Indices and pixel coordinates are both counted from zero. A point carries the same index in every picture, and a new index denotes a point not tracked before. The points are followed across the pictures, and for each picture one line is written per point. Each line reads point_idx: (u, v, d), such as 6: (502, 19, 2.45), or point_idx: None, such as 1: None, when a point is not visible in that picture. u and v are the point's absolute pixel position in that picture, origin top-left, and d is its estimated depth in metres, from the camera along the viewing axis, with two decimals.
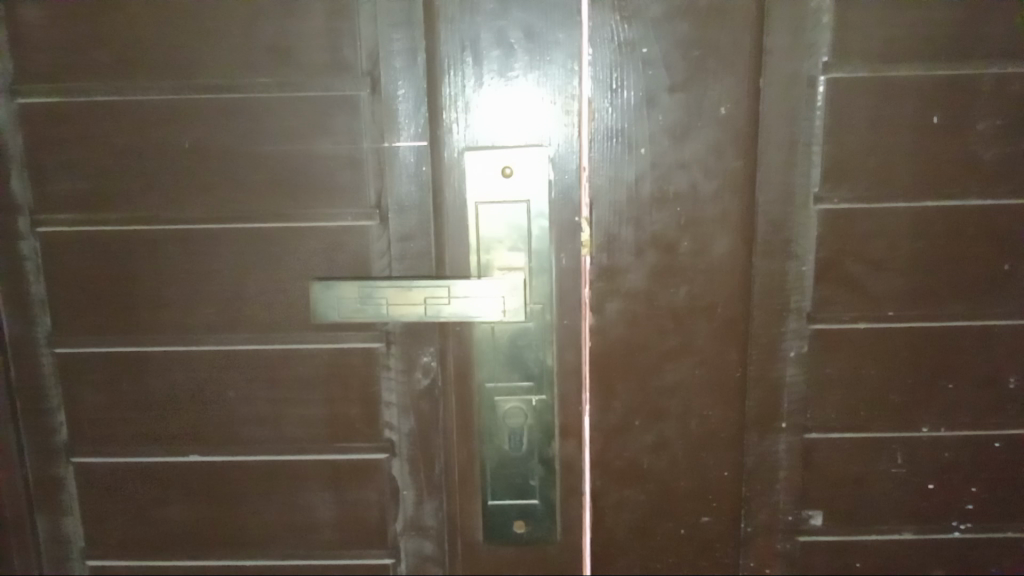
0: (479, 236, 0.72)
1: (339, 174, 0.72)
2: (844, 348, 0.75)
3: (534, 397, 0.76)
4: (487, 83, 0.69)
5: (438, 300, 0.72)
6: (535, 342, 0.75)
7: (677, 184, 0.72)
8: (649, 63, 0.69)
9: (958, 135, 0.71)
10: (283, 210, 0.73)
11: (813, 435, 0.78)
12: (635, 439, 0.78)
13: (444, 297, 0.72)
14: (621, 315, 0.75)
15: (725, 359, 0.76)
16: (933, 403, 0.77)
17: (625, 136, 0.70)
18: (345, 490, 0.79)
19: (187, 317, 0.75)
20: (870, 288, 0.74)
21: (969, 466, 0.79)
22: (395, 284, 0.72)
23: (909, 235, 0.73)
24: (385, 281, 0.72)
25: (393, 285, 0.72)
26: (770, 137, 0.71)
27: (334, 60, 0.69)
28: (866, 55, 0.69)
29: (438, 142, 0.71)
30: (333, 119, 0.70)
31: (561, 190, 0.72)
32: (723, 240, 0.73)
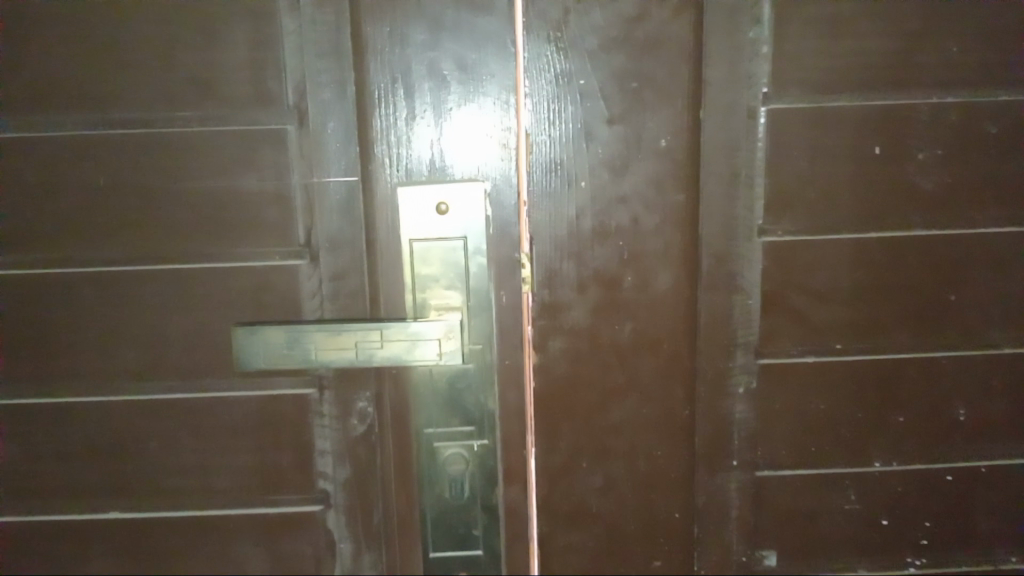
0: (415, 274, 0.69)
1: (266, 211, 0.68)
2: (792, 382, 0.74)
3: (475, 442, 0.73)
4: (420, 116, 0.67)
5: (371, 344, 0.69)
6: (475, 384, 0.72)
7: (618, 219, 0.70)
8: (587, 95, 0.67)
9: (899, 166, 0.70)
10: (206, 250, 0.69)
11: (764, 471, 0.76)
12: (582, 482, 0.75)
13: (376, 340, 0.69)
14: (565, 353, 0.72)
15: (671, 396, 0.74)
16: (883, 436, 0.76)
17: (564, 169, 0.68)
18: (277, 545, 0.74)
19: (105, 366, 0.71)
20: (816, 321, 0.73)
21: (921, 500, 0.77)
22: (324, 328, 0.68)
23: (854, 266, 0.72)
24: (314, 325, 0.68)
25: (322, 329, 0.68)
26: (711, 169, 0.69)
27: (259, 92, 0.66)
28: (805, 85, 0.68)
29: (370, 177, 0.68)
30: (257, 154, 0.67)
31: (499, 225, 0.69)
32: (667, 274, 0.71)
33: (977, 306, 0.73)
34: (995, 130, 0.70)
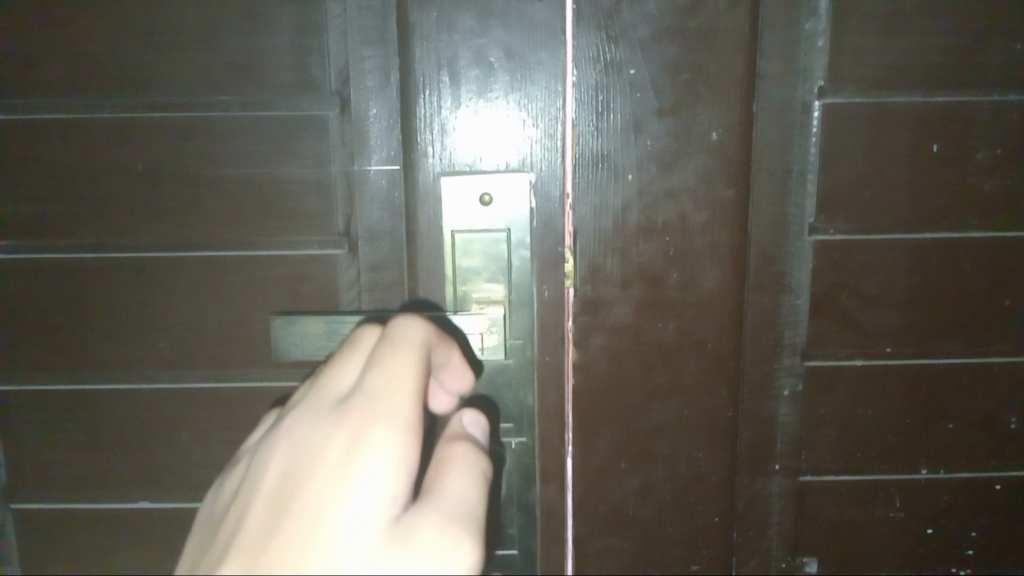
0: (456, 266, 0.68)
1: (305, 200, 0.67)
2: (838, 386, 0.72)
3: (513, 440, 0.71)
4: (465, 104, 0.65)
5: None
6: (514, 382, 0.70)
7: (665, 214, 0.68)
8: (637, 86, 0.65)
9: (957, 166, 0.68)
10: (243, 237, 0.68)
11: (806, 477, 0.74)
12: (620, 484, 0.73)
13: None
14: (606, 351, 0.70)
15: (714, 398, 0.72)
16: (931, 444, 0.73)
17: (611, 162, 0.66)
18: None
19: (138, 353, 0.70)
20: (866, 324, 0.71)
21: (967, 510, 0.75)
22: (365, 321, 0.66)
23: (907, 268, 0.70)
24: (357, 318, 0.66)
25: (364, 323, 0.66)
26: (762, 166, 0.67)
27: (301, 77, 0.65)
28: (863, 80, 0.66)
29: (412, 167, 0.67)
30: (298, 141, 0.66)
31: (544, 218, 0.67)
32: (714, 272, 0.69)
33: None
34: None
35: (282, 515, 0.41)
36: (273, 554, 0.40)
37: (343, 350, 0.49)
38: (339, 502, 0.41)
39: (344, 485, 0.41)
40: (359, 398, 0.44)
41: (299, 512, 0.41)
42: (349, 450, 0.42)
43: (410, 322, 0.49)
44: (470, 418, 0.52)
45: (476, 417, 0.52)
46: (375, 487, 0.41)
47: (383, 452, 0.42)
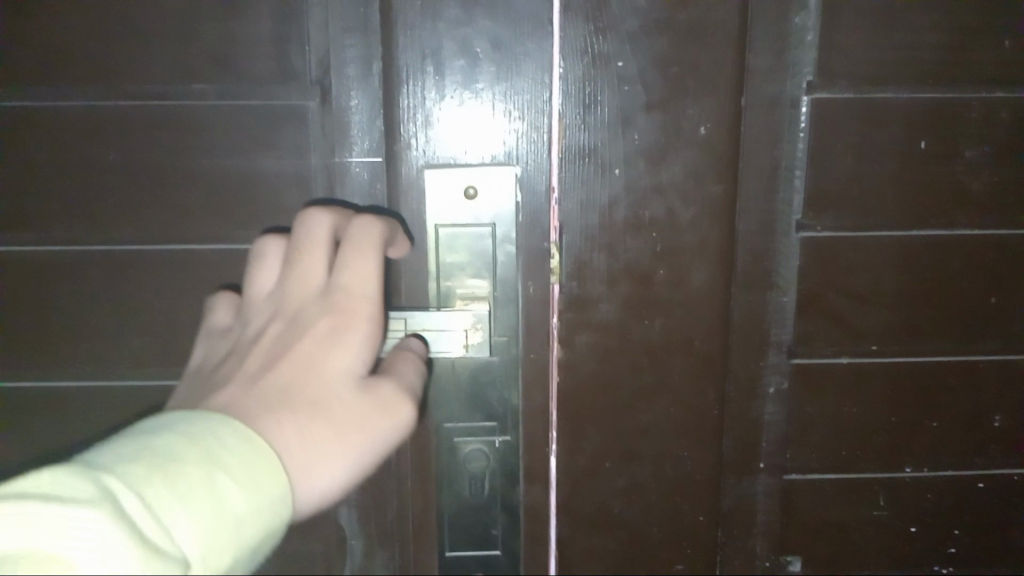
0: (440, 261, 0.67)
1: (285, 192, 0.65)
2: (825, 385, 0.71)
3: (497, 439, 0.70)
4: (450, 95, 0.64)
5: (394, 334, 0.65)
6: (499, 379, 0.69)
7: (653, 210, 0.67)
8: (625, 79, 0.64)
9: (945, 163, 0.68)
10: (219, 230, 0.66)
11: (792, 475, 0.74)
12: (605, 483, 0.72)
13: (401, 330, 0.65)
14: (592, 348, 0.69)
15: (701, 397, 0.71)
16: (916, 443, 0.73)
17: (599, 156, 0.65)
18: (288, 541, 0.72)
19: (110, 350, 0.68)
20: (853, 323, 0.70)
21: (951, 509, 0.75)
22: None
23: (894, 266, 0.69)
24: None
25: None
26: (751, 163, 0.66)
27: (280, 67, 0.63)
28: (852, 76, 0.65)
29: (395, 159, 0.65)
30: (277, 133, 0.64)
31: (529, 213, 0.66)
32: (701, 269, 0.68)
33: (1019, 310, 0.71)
34: None
35: (275, 359, 0.45)
36: (272, 387, 0.43)
37: (300, 247, 0.50)
38: (327, 354, 0.45)
39: (330, 343, 0.45)
40: (338, 282, 0.48)
41: (294, 354, 0.45)
42: (337, 315, 0.47)
43: (372, 220, 0.52)
44: (401, 348, 0.56)
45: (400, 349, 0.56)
46: (352, 347, 0.46)
47: (368, 327, 0.47)
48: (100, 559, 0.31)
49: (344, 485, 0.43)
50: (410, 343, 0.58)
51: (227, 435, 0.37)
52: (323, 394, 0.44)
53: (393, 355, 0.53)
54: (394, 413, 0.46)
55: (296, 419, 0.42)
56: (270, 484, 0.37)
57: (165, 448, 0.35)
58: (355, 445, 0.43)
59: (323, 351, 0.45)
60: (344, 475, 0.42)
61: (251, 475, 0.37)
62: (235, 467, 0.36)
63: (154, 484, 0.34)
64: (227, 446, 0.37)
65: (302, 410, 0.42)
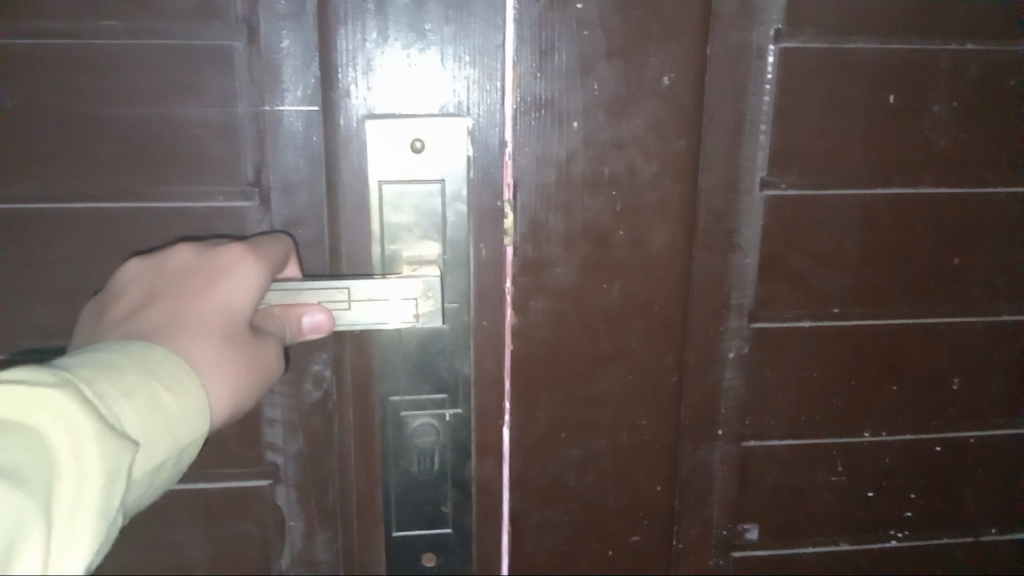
0: (384, 222, 0.62)
1: (209, 144, 0.60)
2: (785, 349, 0.69)
3: (448, 412, 0.66)
4: (393, 39, 0.58)
5: (338, 306, 0.60)
6: (448, 348, 0.65)
7: (612, 166, 0.62)
8: (585, 22, 0.59)
9: (913, 119, 0.65)
10: (138, 187, 0.60)
11: (750, 442, 0.72)
12: (560, 455, 0.69)
13: (344, 302, 0.60)
14: (547, 314, 0.65)
15: (660, 364, 0.68)
16: (874, 407, 0.72)
17: (556, 107, 0.60)
18: (219, 525, 0.67)
19: (20, 318, 0.62)
20: (815, 285, 0.68)
21: (907, 473, 0.75)
22: (281, 288, 0.57)
23: (858, 226, 0.67)
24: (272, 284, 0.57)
25: (283, 290, 0.57)
26: (714, 117, 0.63)
27: (201, 3, 0.57)
28: (822, 25, 0.62)
29: (333, 107, 0.60)
30: (199, 77, 0.59)
31: (480, 169, 0.62)
32: (663, 230, 0.65)
33: (981, 271, 0.69)
34: (1013, 83, 0.65)
35: (179, 292, 0.48)
36: (178, 312, 0.46)
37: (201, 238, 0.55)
38: (229, 285, 0.49)
39: (232, 279, 0.50)
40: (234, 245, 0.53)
41: (193, 295, 0.48)
42: (239, 256, 0.51)
43: (279, 237, 0.59)
44: (298, 303, 0.57)
45: (298, 300, 0.57)
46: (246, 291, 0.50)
47: (259, 278, 0.51)
48: (59, 429, 0.33)
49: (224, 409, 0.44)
50: (303, 307, 0.57)
51: (159, 353, 0.40)
52: (227, 317, 0.48)
53: (273, 313, 0.55)
54: (278, 361, 0.52)
55: (207, 334, 0.45)
56: (200, 398, 0.40)
57: (110, 355, 0.38)
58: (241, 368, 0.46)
59: (225, 289, 0.49)
60: (242, 392, 0.45)
61: (183, 388, 0.39)
62: (169, 380, 0.39)
63: (104, 378, 0.36)
64: (163, 357, 0.40)
65: (200, 332, 0.45)
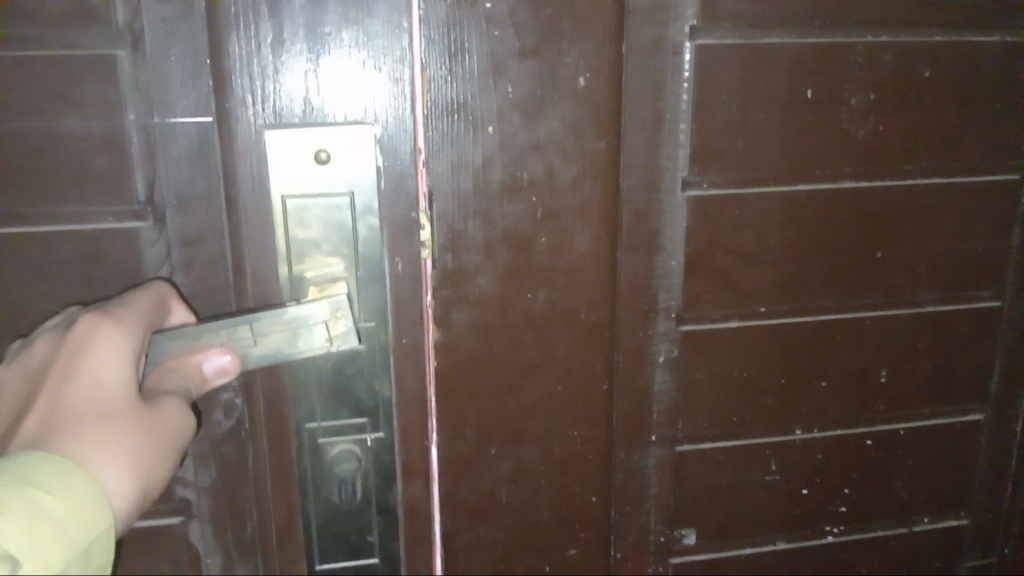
0: (291, 239, 0.59)
1: (93, 160, 0.56)
2: (715, 350, 0.68)
3: (369, 436, 0.63)
4: (291, 44, 0.55)
5: (243, 343, 0.57)
6: (365, 369, 0.62)
7: (531, 170, 0.60)
8: (494, 21, 0.56)
9: (831, 112, 0.64)
10: (17, 208, 0.56)
11: (683, 446, 0.70)
12: (490, 471, 0.66)
13: (250, 338, 0.57)
14: (470, 327, 0.63)
15: (589, 371, 0.66)
16: (805, 403, 0.72)
17: (469, 111, 0.58)
18: (128, 564, 0.63)
19: None
20: (741, 283, 0.67)
21: (840, 467, 0.75)
22: (181, 334, 0.55)
23: (781, 223, 0.66)
24: (170, 331, 0.55)
25: (182, 337, 0.55)
26: (633, 116, 0.61)
27: (75, 8, 0.53)
28: (736, 19, 0.61)
29: (228, 119, 0.56)
30: (78, 87, 0.54)
31: (392, 179, 0.59)
32: (585, 234, 0.63)
33: (903, 262, 0.69)
34: (928, 73, 0.65)
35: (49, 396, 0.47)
36: (50, 413, 0.47)
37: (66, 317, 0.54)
38: (93, 364, 0.48)
39: (94, 361, 0.48)
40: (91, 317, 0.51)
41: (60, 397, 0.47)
42: (94, 325, 0.49)
43: (159, 283, 0.57)
44: (198, 348, 0.55)
45: (199, 344, 0.56)
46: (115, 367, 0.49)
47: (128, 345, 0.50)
48: None
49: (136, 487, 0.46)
50: (203, 353, 0.56)
51: (38, 458, 0.42)
52: (101, 400, 0.47)
53: (169, 370, 0.55)
54: (188, 415, 0.52)
55: (80, 431, 0.45)
56: (89, 488, 0.42)
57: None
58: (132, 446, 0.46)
59: (92, 375, 0.48)
60: (147, 467, 0.47)
61: (70, 487, 0.42)
62: (52, 483, 0.41)
63: None
64: (38, 460, 0.42)
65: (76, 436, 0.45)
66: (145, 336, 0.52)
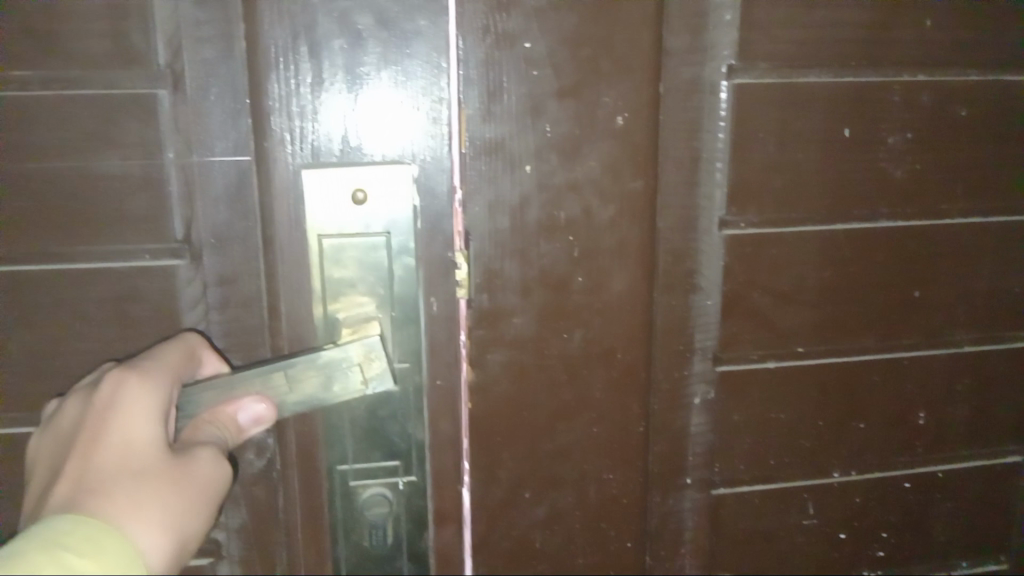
0: (326, 278, 0.59)
1: (131, 199, 0.56)
2: (751, 391, 0.67)
3: (401, 480, 0.62)
4: (329, 84, 0.55)
5: (277, 391, 0.56)
6: (399, 411, 0.61)
7: (568, 210, 0.59)
8: (533, 61, 0.56)
9: (867, 152, 0.64)
10: (54, 247, 0.56)
11: (720, 489, 0.69)
12: (524, 515, 0.65)
13: (284, 386, 0.56)
14: (505, 368, 0.62)
15: (625, 413, 0.65)
16: (843, 446, 0.70)
17: (506, 151, 0.58)
18: None
19: None
20: (779, 324, 0.66)
21: (878, 511, 0.73)
22: (213, 385, 0.54)
23: (819, 262, 0.65)
24: (201, 383, 0.54)
25: (215, 387, 0.54)
26: (670, 155, 0.61)
27: (117, 48, 0.53)
28: (773, 59, 0.60)
29: (265, 158, 0.56)
30: (116, 127, 0.54)
31: (428, 218, 0.58)
32: (623, 274, 0.62)
33: (941, 302, 0.68)
34: (964, 112, 0.65)
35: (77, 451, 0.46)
36: (76, 473, 0.45)
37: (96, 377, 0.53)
38: (119, 416, 0.47)
39: (121, 412, 0.47)
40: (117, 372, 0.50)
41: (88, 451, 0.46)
42: (119, 380, 0.49)
43: (196, 335, 0.57)
44: (233, 399, 0.54)
45: (233, 394, 0.55)
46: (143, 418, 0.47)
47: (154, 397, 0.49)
48: None
49: (173, 540, 0.44)
50: (237, 403, 0.54)
51: (68, 522, 0.40)
52: (126, 456, 0.46)
53: (205, 420, 0.53)
54: (223, 465, 0.50)
55: (110, 487, 0.44)
56: (120, 549, 0.40)
57: (19, 543, 0.39)
58: (166, 498, 0.44)
59: (120, 425, 0.47)
60: (182, 519, 0.45)
61: (101, 549, 0.40)
62: (82, 546, 0.39)
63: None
64: (68, 524, 0.40)
65: (107, 491, 0.43)
66: (173, 388, 0.51)
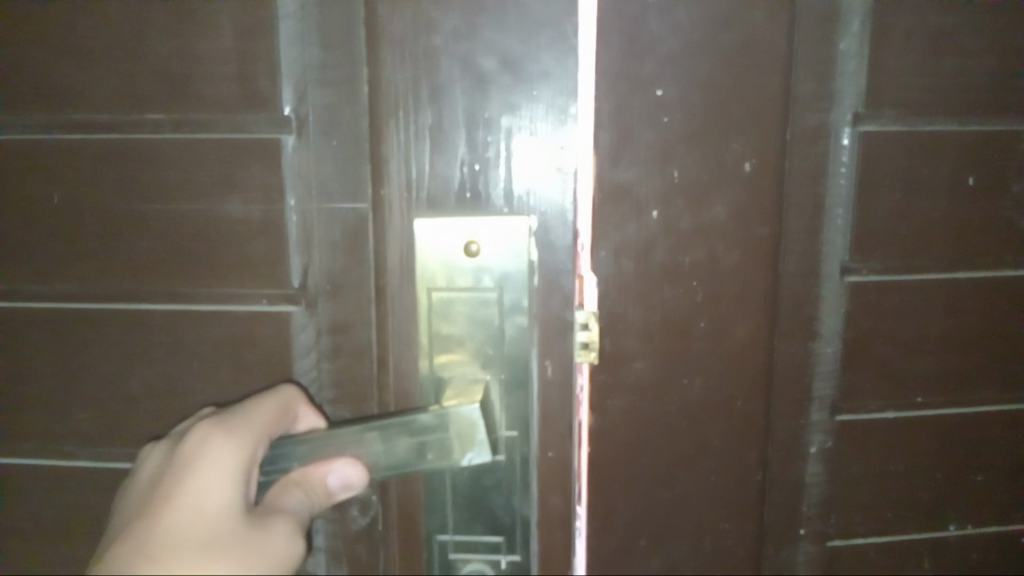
0: (433, 333, 0.59)
1: (251, 245, 0.57)
2: (869, 443, 0.65)
3: (503, 558, 0.63)
4: (452, 130, 0.55)
5: (370, 451, 0.55)
6: (503, 483, 0.61)
7: (694, 255, 0.59)
8: (664, 107, 0.56)
9: (994, 200, 0.61)
10: (180, 289, 0.58)
11: (836, 542, 0.67)
12: (640, 565, 0.65)
13: (376, 446, 0.55)
14: (625, 412, 0.62)
15: (744, 462, 0.64)
16: (960, 499, 0.68)
17: (634, 196, 0.58)
18: None
19: (62, 419, 0.62)
20: (904, 373, 0.64)
21: (997, 567, 0.70)
22: (311, 440, 0.54)
23: (942, 312, 0.63)
24: (296, 437, 0.54)
25: (311, 443, 0.54)
26: (793, 203, 0.60)
27: (244, 93, 0.55)
28: (901, 107, 0.59)
29: (381, 205, 0.57)
30: (243, 172, 0.56)
31: (547, 271, 0.58)
32: (745, 320, 0.61)
33: None
34: None
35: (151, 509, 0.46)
36: (148, 536, 0.44)
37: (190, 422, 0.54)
38: (195, 477, 0.46)
39: (198, 472, 0.47)
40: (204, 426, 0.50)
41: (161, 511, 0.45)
42: (204, 437, 0.48)
43: (294, 392, 0.57)
44: (325, 459, 0.54)
45: (328, 452, 0.54)
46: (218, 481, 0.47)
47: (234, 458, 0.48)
48: None
49: None
50: (330, 464, 0.54)
51: None
52: (194, 521, 0.45)
53: (298, 478, 0.53)
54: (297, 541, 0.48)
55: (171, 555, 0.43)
56: None
57: None
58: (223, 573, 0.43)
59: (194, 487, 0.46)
60: None
61: None
62: None
63: None
64: None
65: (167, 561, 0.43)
66: (259, 446, 0.51)
